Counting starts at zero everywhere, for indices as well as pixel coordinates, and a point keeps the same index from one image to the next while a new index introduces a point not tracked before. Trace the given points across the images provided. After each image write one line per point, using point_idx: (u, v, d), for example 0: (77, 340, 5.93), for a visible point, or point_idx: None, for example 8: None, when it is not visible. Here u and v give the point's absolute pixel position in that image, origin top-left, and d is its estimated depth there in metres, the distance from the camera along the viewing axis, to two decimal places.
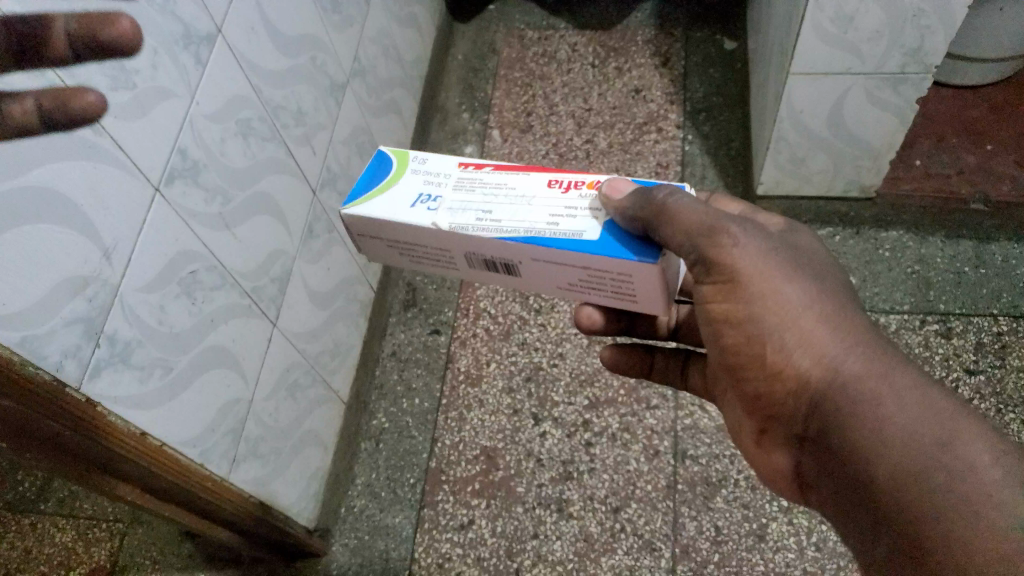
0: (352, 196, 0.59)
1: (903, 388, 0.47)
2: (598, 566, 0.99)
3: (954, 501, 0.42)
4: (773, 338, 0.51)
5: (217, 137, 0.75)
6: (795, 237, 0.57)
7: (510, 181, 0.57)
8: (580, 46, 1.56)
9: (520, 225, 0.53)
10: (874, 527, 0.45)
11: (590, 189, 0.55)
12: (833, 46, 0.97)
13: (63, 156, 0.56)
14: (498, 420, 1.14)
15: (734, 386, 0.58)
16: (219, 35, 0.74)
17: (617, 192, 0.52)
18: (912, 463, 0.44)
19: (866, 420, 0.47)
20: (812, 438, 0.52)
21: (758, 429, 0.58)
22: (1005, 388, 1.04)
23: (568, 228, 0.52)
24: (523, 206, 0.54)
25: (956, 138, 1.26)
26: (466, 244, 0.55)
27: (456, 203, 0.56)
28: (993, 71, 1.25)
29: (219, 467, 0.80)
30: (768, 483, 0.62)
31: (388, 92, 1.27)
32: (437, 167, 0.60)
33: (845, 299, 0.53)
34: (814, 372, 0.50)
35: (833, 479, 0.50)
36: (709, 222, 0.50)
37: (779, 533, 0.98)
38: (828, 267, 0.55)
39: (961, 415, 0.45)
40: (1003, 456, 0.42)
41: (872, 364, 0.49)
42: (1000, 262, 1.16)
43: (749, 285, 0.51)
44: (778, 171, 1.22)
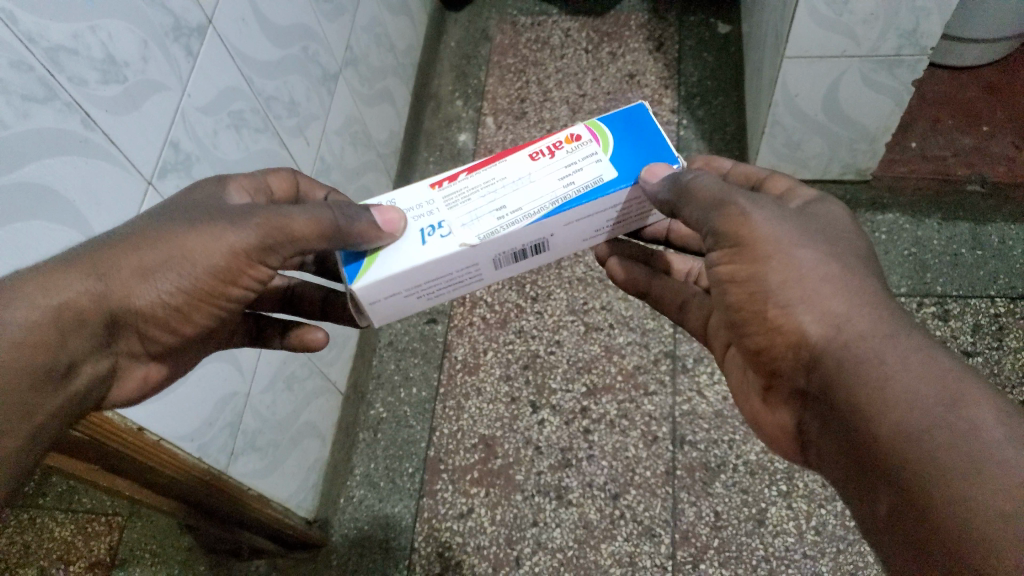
0: (350, 259, 0.58)
1: (908, 352, 0.46)
2: (598, 553, 0.99)
3: (958, 460, 0.40)
4: (777, 294, 0.52)
5: (207, 129, 0.74)
6: (815, 208, 0.57)
7: (496, 173, 0.61)
8: (573, 31, 1.55)
9: (545, 198, 0.59)
10: (875, 485, 0.45)
11: (572, 147, 0.62)
12: (827, 29, 0.96)
13: (53, 153, 0.55)
14: (496, 409, 1.13)
15: (736, 342, 0.58)
16: (209, 26, 0.74)
17: (655, 174, 0.59)
18: (917, 420, 0.42)
19: (871, 381, 0.45)
20: (814, 392, 0.51)
21: (764, 386, 0.58)
22: (1003, 369, 1.04)
23: (587, 183, 0.60)
24: (530, 186, 0.60)
25: (951, 120, 1.25)
26: (495, 247, 0.59)
27: (465, 216, 0.59)
28: (989, 52, 1.24)
29: (219, 460, 0.80)
30: (774, 447, 0.61)
31: (381, 81, 1.26)
32: (412, 199, 0.61)
33: (858, 265, 0.52)
34: (815, 328, 0.50)
35: (837, 440, 0.49)
36: (717, 197, 0.54)
37: (779, 518, 0.99)
38: (840, 233, 0.54)
39: (968, 377, 0.43)
40: (1010, 417, 0.40)
41: (880, 329, 0.47)
42: (998, 243, 1.16)
43: (756, 248, 0.52)
44: (774, 154, 1.22)
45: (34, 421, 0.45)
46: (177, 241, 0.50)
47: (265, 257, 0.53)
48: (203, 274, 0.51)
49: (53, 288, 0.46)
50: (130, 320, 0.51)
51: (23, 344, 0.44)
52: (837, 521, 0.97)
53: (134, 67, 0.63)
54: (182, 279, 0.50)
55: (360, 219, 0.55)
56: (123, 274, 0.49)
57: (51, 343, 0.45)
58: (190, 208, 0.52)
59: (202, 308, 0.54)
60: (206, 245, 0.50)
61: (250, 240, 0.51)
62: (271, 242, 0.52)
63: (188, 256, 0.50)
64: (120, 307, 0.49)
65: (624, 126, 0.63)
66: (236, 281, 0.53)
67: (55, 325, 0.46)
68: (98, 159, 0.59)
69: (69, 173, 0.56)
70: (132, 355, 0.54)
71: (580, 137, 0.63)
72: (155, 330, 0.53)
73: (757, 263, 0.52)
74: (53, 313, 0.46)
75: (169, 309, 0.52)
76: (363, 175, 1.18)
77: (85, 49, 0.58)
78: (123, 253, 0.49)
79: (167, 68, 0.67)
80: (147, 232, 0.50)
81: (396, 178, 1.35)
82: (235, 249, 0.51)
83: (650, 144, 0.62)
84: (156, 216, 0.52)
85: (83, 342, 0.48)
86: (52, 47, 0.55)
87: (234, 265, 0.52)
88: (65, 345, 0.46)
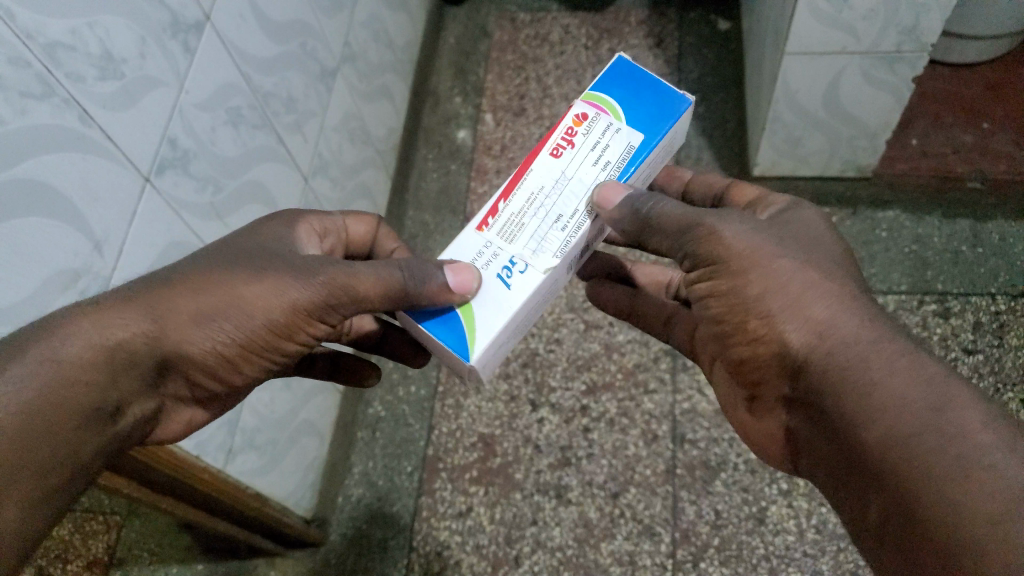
0: (431, 323, 0.58)
1: (893, 354, 0.45)
2: (597, 552, 0.99)
3: (946, 465, 0.39)
4: (757, 305, 0.52)
5: (206, 126, 0.73)
6: (788, 216, 0.57)
7: (533, 184, 0.61)
8: (573, 27, 1.55)
9: (592, 189, 0.60)
10: (864, 493, 0.44)
11: (585, 128, 0.62)
12: (827, 25, 0.95)
13: (51, 147, 0.54)
14: (495, 407, 1.13)
15: (723, 352, 0.58)
16: (207, 21, 0.73)
17: (607, 202, 0.57)
18: (905, 426, 0.42)
19: (857, 386, 0.45)
20: (798, 399, 0.51)
21: (751, 395, 0.58)
22: (1003, 367, 1.04)
23: (621, 157, 0.61)
24: (572, 183, 0.60)
25: (952, 118, 1.23)
26: (569, 257, 0.60)
27: (530, 239, 0.59)
28: (990, 48, 1.22)
29: (215, 459, 0.79)
30: (762, 453, 0.62)
31: (380, 77, 1.26)
32: (469, 249, 0.60)
33: (835, 267, 0.52)
34: (798, 337, 0.50)
35: (826, 446, 0.49)
36: (688, 221, 0.55)
37: (779, 516, 0.98)
38: (815, 239, 0.54)
39: (953, 380, 0.43)
40: (995, 422, 0.40)
41: (862, 332, 0.47)
42: (997, 241, 1.16)
43: (732, 263, 0.53)
44: (775, 151, 1.21)
45: (77, 461, 0.45)
46: (238, 291, 0.52)
47: (325, 313, 0.55)
48: (260, 326, 0.53)
49: (108, 327, 0.47)
50: (180, 367, 0.52)
51: (74, 382, 0.45)
52: (837, 520, 0.97)
53: (132, 63, 0.62)
54: (240, 328, 0.52)
55: (428, 283, 0.55)
56: (180, 319, 0.50)
57: (101, 383, 0.46)
58: (249, 255, 0.54)
59: (253, 360, 0.55)
60: (266, 298, 0.52)
61: (313, 295, 0.54)
62: (333, 298, 0.54)
63: (248, 308, 0.52)
64: (171, 352, 0.51)
65: (618, 84, 0.63)
66: (293, 335, 0.55)
67: (106, 363, 0.47)
68: (96, 156, 0.58)
69: (68, 170, 0.55)
70: (179, 398, 0.55)
71: (588, 114, 0.62)
72: (206, 377, 0.54)
73: (737, 278, 0.52)
74: (106, 352, 0.47)
75: (221, 359, 0.53)
76: (361, 171, 1.18)
77: (83, 45, 0.57)
78: (183, 299, 0.50)
79: (165, 65, 0.66)
80: (203, 276, 0.52)
81: (395, 174, 1.34)
82: (295, 305, 0.53)
83: (653, 94, 0.63)
84: (216, 259, 0.53)
85: (133, 383, 0.49)
86: (50, 43, 0.54)
87: (295, 317, 0.54)
88: (114, 386, 0.47)
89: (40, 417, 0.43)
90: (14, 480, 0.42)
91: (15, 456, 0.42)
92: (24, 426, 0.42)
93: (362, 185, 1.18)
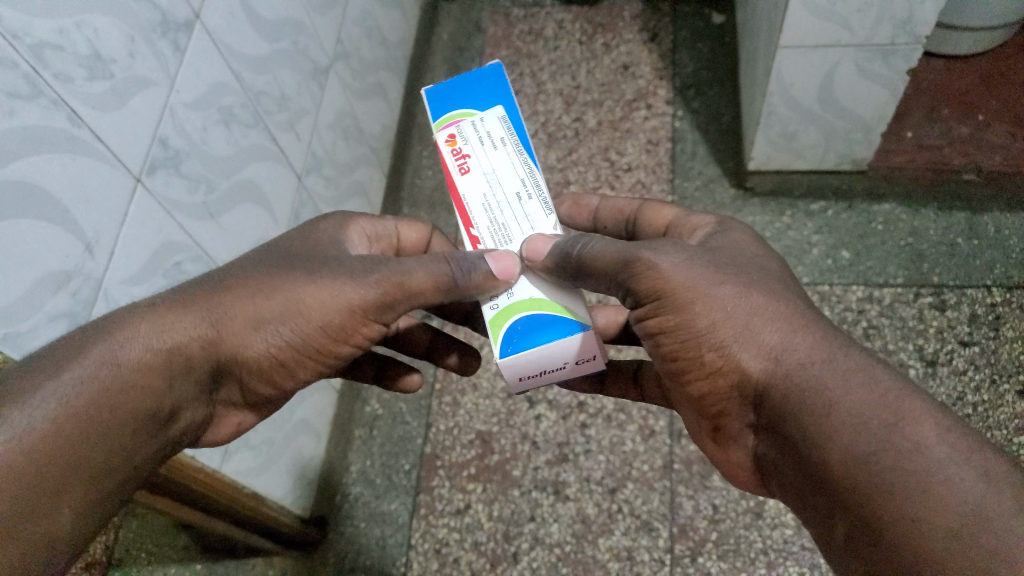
0: (514, 345, 0.55)
1: (848, 371, 0.46)
2: (595, 548, 0.99)
3: (905, 480, 0.40)
4: (709, 336, 0.51)
5: (199, 126, 0.73)
6: (721, 241, 0.57)
7: (477, 199, 0.60)
8: (567, 22, 1.54)
9: (518, 161, 0.60)
10: (829, 515, 0.45)
11: (460, 139, 0.61)
12: (821, 18, 0.95)
13: (39, 148, 0.54)
14: (492, 404, 1.13)
15: (679, 389, 0.57)
16: (197, 21, 0.73)
17: (538, 253, 0.55)
18: (862, 444, 0.43)
19: (817, 405, 0.46)
20: (763, 425, 0.51)
21: (712, 427, 0.57)
22: (999, 359, 1.05)
23: (505, 126, 0.61)
24: (501, 172, 0.60)
25: (947, 109, 1.22)
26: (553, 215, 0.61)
27: (520, 224, 0.59)
28: (986, 39, 1.20)
29: (211, 461, 0.79)
30: (732, 479, 0.61)
31: (373, 75, 1.25)
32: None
33: (775, 286, 0.52)
34: (754, 365, 0.50)
35: (793, 470, 0.49)
36: (624, 258, 0.53)
37: (777, 510, 0.98)
38: (755, 263, 0.54)
39: (906, 395, 0.44)
40: (950, 434, 0.42)
41: (818, 350, 0.48)
42: (993, 233, 1.16)
43: (674, 297, 0.51)
44: (770, 146, 1.21)
45: (131, 463, 0.50)
46: (295, 295, 0.54)
47: (380, 314, 0.56)
48: (315, 329, 0.55)
49: (165, 330, 0.52)
50: (234, 368, 0.56)
51: (134, 386, 0.49)
52: None
53: (121, 63, 0.62)
54: (294, 332, 0.55)
55: (471, 276, 0.54)
56: (236, 324, 0.54)
57: (157, 387, 0.51)
58: (302, 258, 0.56)
59: (309, 363, 0.59)
60: (323, 303, 0.55)
61: (367, 296, 0.55)
62: (387, 298, 0.55)
63: (304, 313, 0.55)
64: (226, 354, 0.55)
65: (447, 96, 0.63)
66: (349, 338, 0.57)
67: (163, 365, 0.51)
68: (87, 158, 0.58)
69: (56, 170, 0.55)
70: (232, 403, 0.61)
71: (455, 131, 0.62)
72: (259, 382, 0.59)
73: (684, 312, 0.51)
74: (164, 355, 0.51)
75: (274, 361, 0.57)
76: (356, 169, 1.17)
77: (71, 46, 0.57)
78: (229, 298, 0.54)
79: (155, 65, 0.66)
80: (256, 280, 0.55)
81: (389, 171, 1.34)
82: (353, 307, 0.55)
83: (473, 77, 0.63)
84: (271, 263, 0.56)
85: (187, 387, 0.54)
86: (37, 43, 0.54)
87: (352, 320, 0.55)
88: (170, 389, 0.52)
89: (100, 421, 0.47)
90: (75, 483, 0.46)
91: (74, 456, 0.46)
92: (82, 430, 0.46)
93: (356, 183, 1.17)
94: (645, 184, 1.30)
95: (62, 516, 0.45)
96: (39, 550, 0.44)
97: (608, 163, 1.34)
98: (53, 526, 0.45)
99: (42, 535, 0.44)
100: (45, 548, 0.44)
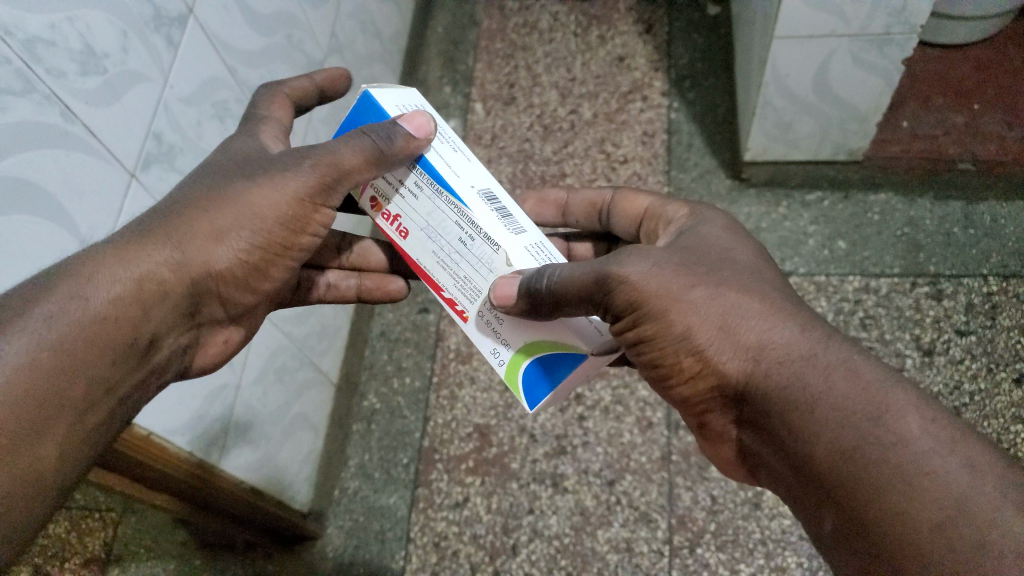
0: (534, 396, 0.58)
1: (829, 366, 0.46)
2: (594, 540, 1.00)
3: (888, 474, 0.41)
4: (687, 342, 0.51)
5: (193, 121, 0.73)
6: (691, 239, 0.56)
7: (430, 261, 0.59)
8: (562, 14, 1.54)
9: (441, 209, 0.57)
10: (817, 506, 0.45)
11: (383, 203, 0.60)
12: (816, 8, 0.95)
13: (34, 145, 0.53)
14: (490, 397, 1.13)
15: (662, 390, 0.57)
16: (190, 16, 0.72)
17: (506, 298, 0.53)
18: (846, 439, 0.43)
19: (799, 398, 0.46)
20: (747, 420, 0.51)
21: (698, 423, 0.58)
22: (995, 348, 1.05)
23: (411, 173, 0.58)
24: (432, 225, 0.58)
25: (942, 98, 1.22)
26: (502, 232, 0.56)
27: (476, 267, 0.57)
28: (981, 28, 1.20)
29: (209, 454, 0.79)
30: (727, 471, 0.61)
31: (368, 68, 1.25)
32: (485, 335, 0.60)
33: (750, 280, 0.52)
34: (733, 366, 0.49)
35: (778, 461, 0.49)
36: (596, 273, 0.51)
37: (775, 500, 0.98)
38: (726, 258, 0.54)
39: (888, 386, 0.44)
40: (933, 425, 0.42)
41: (796, 346, 0.48)
42: (989, 222, 1.16)
43: (651, 307, 0.50)
44: (766, 137, 1.20)
45: (114, 395, 0.50)
46: (243, 199, 0.54)
47: (328, 197, 0.56)
48: (273, 226, 0.55)
49: (133, 262, 0.51)
50: (209, 285, 0.56)
51: (107, 319, 0.49)
52: None
53: (115, 57, 0.62)
54: (255, 234, 0.55)
55: (396, 136, 0.54)
56: (200, 239, 0.53)
57: (133, 315, 0.51)
58: (243, 164, 0.56)
59: (278, 261, 0.59)
60: (270, 198, 0.55)
61: (308, 180, 0.55)
62: (330, 180, 0.55)
63: (257, 214, 0.54)
64: (200, 272, 0.54)
65: None
66: (305, 227, 0.58)
67: (137, 294, 0.51)
68: (81, 152, 0.58)
69: (49, 166, 0.55)
70: (215, 320, 0.60)
71: (373, 193, 0.60)
72: (240, 289, 0.58)
73: (660, 320, 0.50)
74: (134, 285, 0.51)
75: (247, 267, 0.57)
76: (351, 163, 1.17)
77: (63, 40, 0.56)
78: (195, 219, 0.53)
79: (148, 59, 0.66)
80: (209, 197, 0.54)
81: None
82: (298, 195, 0.55)
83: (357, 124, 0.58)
84: (213, 177, 0.56)
85: (165, 313, 0.53)
86: (29, 38, 0.53)
87: (301, 209, 0.56)
88: (146, 316, 0.52)
89: (74, 351, 0.47)
90: (60, 417, 0.46)
91: (55, 396, 0.46)
92: (60, 364, 0.46)
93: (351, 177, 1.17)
94: (641, 176, 1.30)
95: (51, 448, 0.45)
96: (26, 486, 0.44)
97: (603, 155, 1.33)
98: (41, 458, 0.45)
99: (30, 466, 0.44)
100: (35, 481, 0.45)
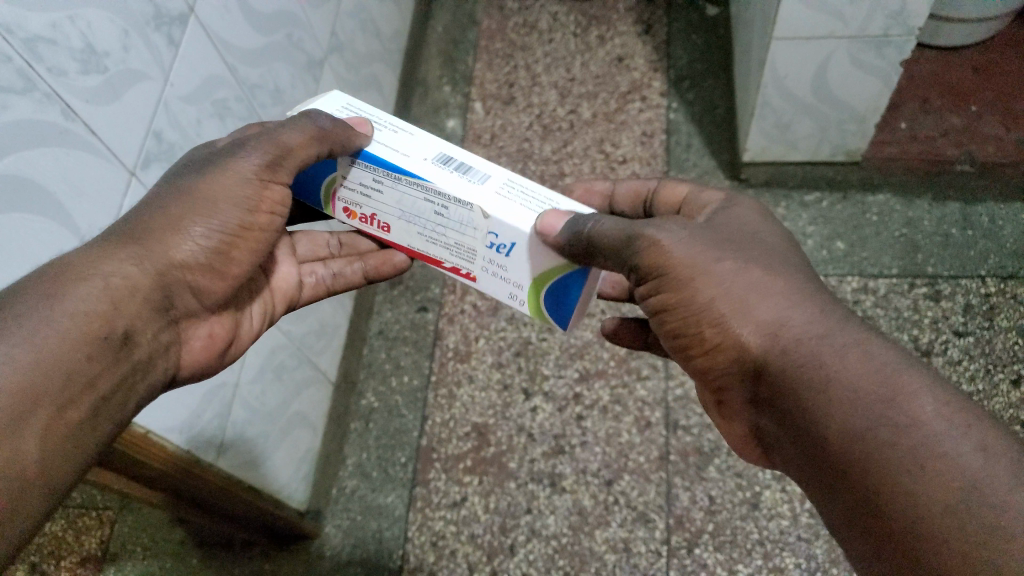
0: (563, 313, 0.60)
1: (845, 348, 0.46)
2: (592, 540, 1.00)
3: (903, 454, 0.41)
4: (708, 312, 0.50)
5: (193, 119, 0.73)
6: (722, 218, 0.55)
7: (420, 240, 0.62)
8: (561, 14, 1.54)
9: (401, 193, 0.60)
10: (829, 487, 0.45)
11: (358, 208, 0.63)
12: (815, 9, 0.95)
13: (34, 144, 0.53)
14: (488, 396, 1.13)
15: (681, 365, 0.56)
16: (191, 14, 0.72)
17: (552, 227, 0.55)
18: (858, 420, 0.43)
19: (813, 380, 0.45)
20: (758, 400, 0.51)
21: (716, 401, 0.57)
22: (993, 349, 1.06)
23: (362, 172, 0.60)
24: (404, 211, 0.60)
25: (940, 100, 1.22)
26: (461, 184, 0.57)
27: (458, 228, 0.59)
28: (978, 31, 1.20)
29: (208, 453, 0.79)
30: (740, 448, 0.61)
31: (367, 68, 1.25)
32: (497, 286, 0.61)
33: (775, 258, 0.51)
34: (752, 341, 0.48)
35: (789, 442, 0.49)
36: (629, 233, 0.52)
37: (773, 500, 0.99)
38: (750, 237, 0.53)
39: (904, 370, 0.44)
40: (948, 408, 0.42)
41: (815, 326, 0.47)
42: (987, 224, 1.16)
43: (676, 275, 0.51)
44: (765, 138, 1.20)
45: (96, 389, 0.48)
46: (195, 189, 0.55)
47: (275, 177, 0.58)
48: (226, 209, 0.56)
49: (98, 260, 0.51)
50: (182, 279, 0.55)
51: (77, 313, 0.48)
52: None
53: (115, 56, 0.62)
54: (212, 220, 0.55)
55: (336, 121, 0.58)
56: (160, 231, 0.54)
57: (105, 309, 0.49)
58: (199, 162, 0.57)
59: (244, 242, 0.58)
60: (224, 187, 0.56)
61: (254, 163, 0.57)
62: (273, 158, 0.57)
63: (211, 202, 0.55)
64: (165, 263, 0.54)
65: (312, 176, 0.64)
66: (260, 207, 0.58)
67: (105, 293, 0.50)
68: (81, 151, 0.58)
69: (49, 165, 0.55)
70: (193, 313, 0.59)
71: (344, 204, 0.63)
72: (208, 275, 0.57)
73: (683, 288, 0.51)
74: (100, 281, 0.50)
75: (211, 255, 0.56)
76: None
77: (64, 39, 0.56)
78: (152, 215, 0.54)
79: (148, 57, 0.66)
80: (161, 196, 0.55)
81: None
82: (248, 177, 0.56)
83: None
84: (178, 176, 0.57)
85: (139, 308, 0.52)
86: (30, 37, 0.53)
87: (251, 190, 0.57)
88: (118, 311, 0.50)
89: (49, 347, 0.46)
90: (38, 406, 0.44)
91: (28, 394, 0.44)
92: (37, 358, 0.45)
93: None
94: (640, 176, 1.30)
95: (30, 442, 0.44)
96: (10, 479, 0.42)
97: (603, 155, 1.33)
98: (21, 451, 0.43)
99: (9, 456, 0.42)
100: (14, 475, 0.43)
